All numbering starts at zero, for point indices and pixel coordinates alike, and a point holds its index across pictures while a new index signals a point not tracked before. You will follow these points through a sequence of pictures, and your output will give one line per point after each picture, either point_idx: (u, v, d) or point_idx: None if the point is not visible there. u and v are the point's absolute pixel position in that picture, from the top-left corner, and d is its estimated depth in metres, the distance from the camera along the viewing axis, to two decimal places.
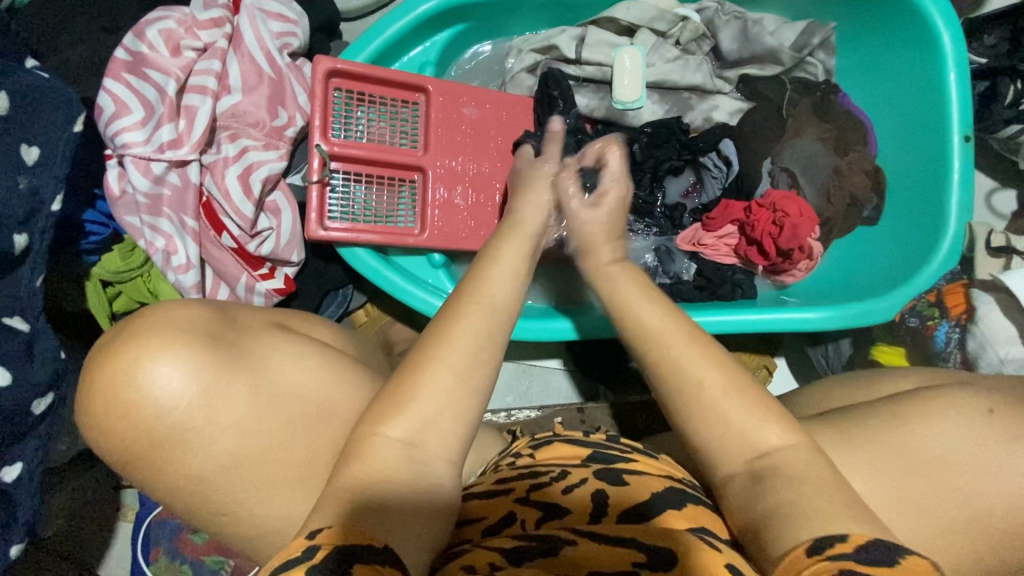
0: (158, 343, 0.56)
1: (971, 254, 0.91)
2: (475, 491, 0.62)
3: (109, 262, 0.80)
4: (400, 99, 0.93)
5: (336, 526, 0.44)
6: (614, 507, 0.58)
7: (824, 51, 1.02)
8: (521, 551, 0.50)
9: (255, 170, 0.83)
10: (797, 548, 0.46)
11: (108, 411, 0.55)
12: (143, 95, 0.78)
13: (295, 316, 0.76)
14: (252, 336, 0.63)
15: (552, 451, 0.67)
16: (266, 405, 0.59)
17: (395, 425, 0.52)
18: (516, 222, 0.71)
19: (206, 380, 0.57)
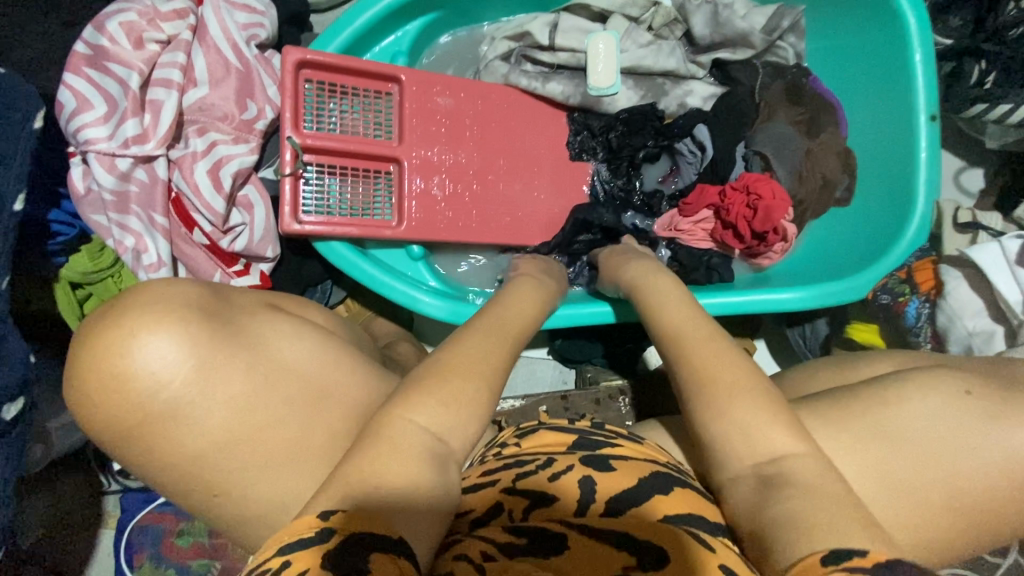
0: (151, 319, 0.54)
1: (939, 232, 0.93)
2: (463, 482, 0.63)
3: (74, 263, 0.77)
4: (373, 91, 0.92)
5: (349, 512, 0.46)
6: (602, 494, 0.59)
7: (794, 35, 1.02)
8: (517, 546, 0.50)
9: (225, 165, 0.82)
10: (813, 555, 0.46)
11: (96, 390, 0.53)
12: (105, 90, 0.75)
13: (289, 298, 0.76)
14: (250, 313, 0.63)
15: (536, 439, 0.67)
16: (260, 384, 0.58)
17: (416, 410, 0.53)
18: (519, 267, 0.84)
19: (204, 352, 0.56)
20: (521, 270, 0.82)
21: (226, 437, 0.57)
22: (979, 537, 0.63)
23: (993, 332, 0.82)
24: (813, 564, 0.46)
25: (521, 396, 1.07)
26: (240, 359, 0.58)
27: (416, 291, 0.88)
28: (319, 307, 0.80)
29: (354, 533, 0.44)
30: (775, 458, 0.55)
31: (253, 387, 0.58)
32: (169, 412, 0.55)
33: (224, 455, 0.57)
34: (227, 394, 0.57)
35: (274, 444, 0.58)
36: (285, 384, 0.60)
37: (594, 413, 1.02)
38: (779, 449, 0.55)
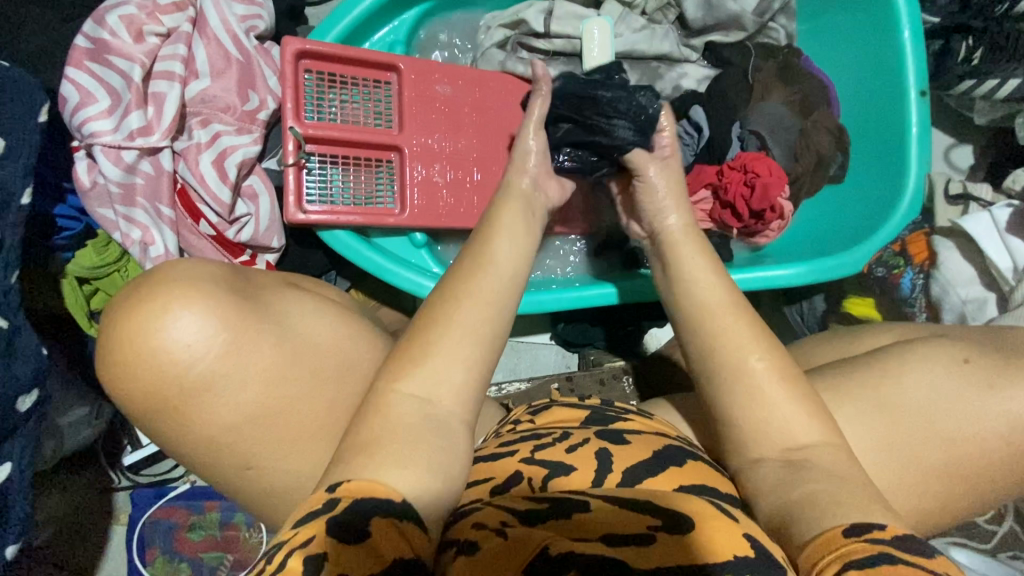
0: (186, 292, 0.55)
1: (932, 204, 0.94)
2: (480, 454, 0.66)
3: (81, 258, 0.79)
4: (373, 80, 0.93)
5: (357, 481, 0.49)
6: (618, 462, 0.61)
7: (784, 16, 1.05)
8: (538, 514, 0.51)
9: (230, 155, 0.82)
10: (835, 529, 0.49)
11: (136, 363, 0.54)
12: (108, 83, 0.76)
13: (307, 278, 0.76)
14: (275, 292, 0.64)
15: (551, 415, 0.70)
16: (289, 358, 0.60)
17: (410, 383, 0.56)
18: (505, 188, 0.74)
19: (233, 326, 0.57)
20: (511, 198, 0.72)
21: (248, 419, 0.58)
22: (977, 499, 0.65)
23: (984, 298, 0.85)
24: (835, 536, 0.48)
25: (526, 380, 1.08)
26: (266, 333, 0.59)
27: (421, 277, 0.90)
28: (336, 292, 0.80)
29: (356, 499, 0.46)
30: (801, 448, 0.59)
31: (284, 360, 0.59)
32: (189, 397, 0.56)
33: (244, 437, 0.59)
34: (258, 364, 0.58)
35: (294, 427, 0.60)
36: (306, 362, 0.61)
37: (599, 393, 1.04)
38: (817, 443, 0.58)
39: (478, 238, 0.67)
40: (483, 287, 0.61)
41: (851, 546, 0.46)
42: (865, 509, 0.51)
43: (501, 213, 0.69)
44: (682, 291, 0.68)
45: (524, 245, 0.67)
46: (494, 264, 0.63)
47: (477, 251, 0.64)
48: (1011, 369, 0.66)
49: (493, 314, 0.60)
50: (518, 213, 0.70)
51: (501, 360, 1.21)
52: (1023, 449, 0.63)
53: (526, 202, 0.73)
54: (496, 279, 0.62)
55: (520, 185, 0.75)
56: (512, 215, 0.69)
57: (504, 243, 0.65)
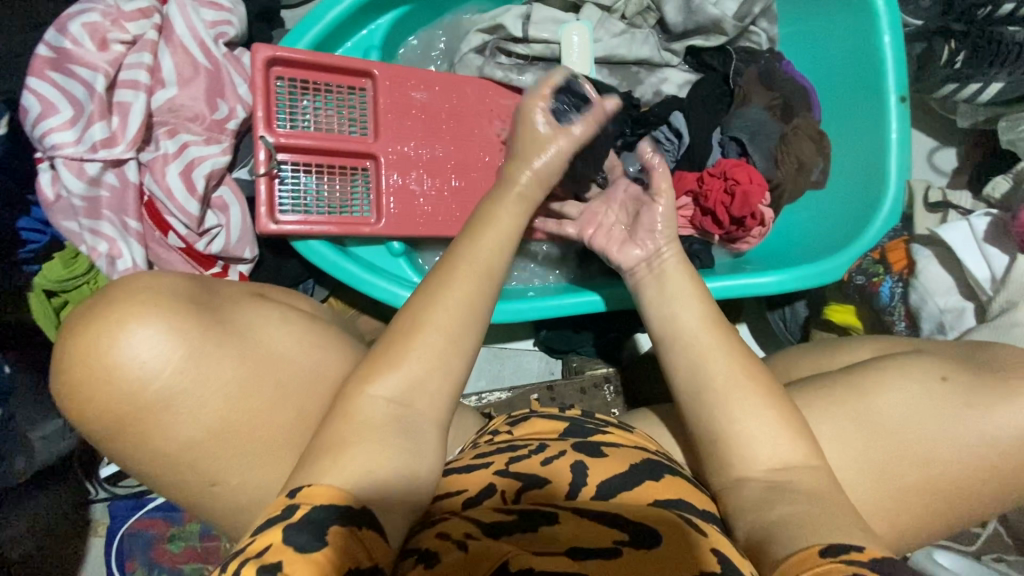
0: (143, 306, 0.53)
1: (911, 211, 0.94)
2: (455, 467, 0.64)
3: (48, 271, 0.76)
4: (347, 86, 0.91)
5: (313, 486, 0.47)
6: (594, 478, 0.60)
7: (766, 20, 1.04)
8: (504, 525, 0.50)
9: (198, 167, 0.80)
10: (811, 548, 0.48)
11: (91, 379, 0.52)
12: (70, 94, 0.74)
13: (273, 288, 0.74)
14: (237, 303, 0.62)
15: (529, 427, 0.69)
16: (255, 372, 0.58)
17: (382, 384, 0.55)
18: (505, 182, 0.74)
19: (192, 342, 0.55)
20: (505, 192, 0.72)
21: (215, 440, 0.56)
22: (952, 512, 0.65)
23: (961, 309, 0.84)
24: (811, 555, 0.48)
25: (508, 388, 1.07)
26: (229, 348, 0.57)
27: (397, 287, 0.88)
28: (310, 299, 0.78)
29: (319, 507, 0.45)
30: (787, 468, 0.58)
31: (249, 372, 0.57)
32: (149, 416, 0.53)
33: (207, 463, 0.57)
34: (218, 382, 0.56)
35: (258, 446, 0.57)
36: (272, 375, 0.59)
37: (580, 402, 1.03)
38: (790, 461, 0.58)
39: (470, 232, 0.67)
40: (464, 289, 0.60)
41: (827, 566, 0.46)
42: (836, 527, 0.50)
43: (495, 211, 0.69)
44: (667, 306, 0.69)
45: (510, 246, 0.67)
46: (486, 265, 0.63)
47: (465, 250, 0.63)
48: (992, 391, 0.65)
49: (469, 331, 0.59)
50: (513, 213, 0.70)
51: (484, 366, 1.20)
52: (995, 464, 0.63)
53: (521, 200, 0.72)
54: (473, 286, 0.61)
55: (520, 179, 0.74)
56: (505, 215, 0.69)
57: (493, 242, 0.65)
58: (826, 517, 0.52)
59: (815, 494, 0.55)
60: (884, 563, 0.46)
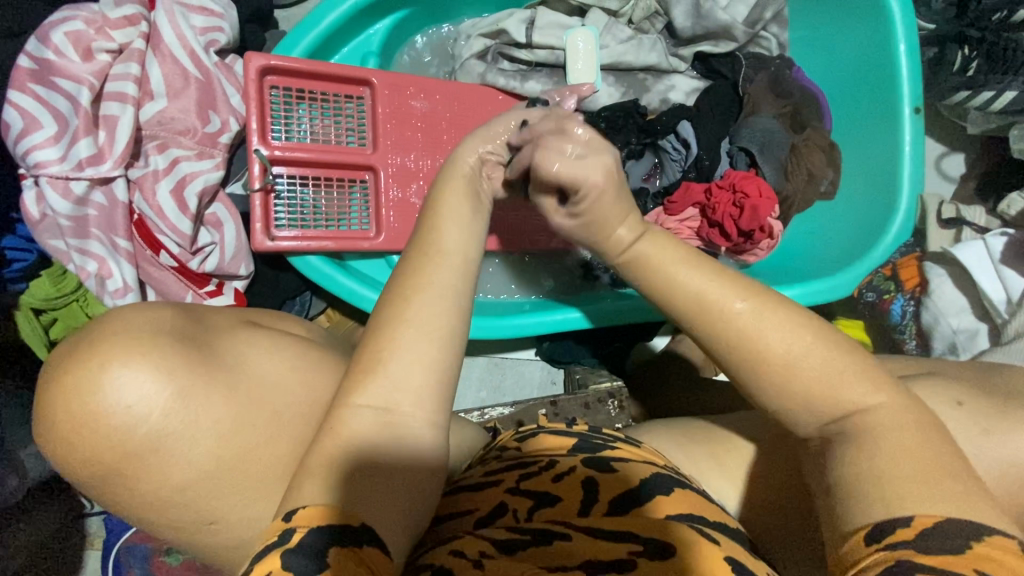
0: (127, 346, 0.50)
1: (924, 227, 0.92)
2: (464, 484, 0.63)
3: (36, 288, 0.73)
4: (344, 94, 0.87)
5: (311, 506, 0.46)
6: (604, 495, 0.60)
7: (777, 25, 1.01)
8: (517, 541, 0.51)
9: (189, 184, 0.77)
10: (856, 532, 0.44)
11: (76, 427, 0.48)
12: (53, 107, 0.71)
13: (260, 312, 0.72)
14: (224, 334, 0.59)
15: (539, 443, 0.67)
16: (245, 406, 0.55)
17: (365, 394, 0.51)
18: (449, 169, 0.67)
19: (181, 380, 0.51)
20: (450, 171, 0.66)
21: (211, 475, 0.54)
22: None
23: (975, 330, 0.82)
24: (856, 542, 0.43)
25: (511, 403, 1.06)
26: (218, 384, 0.54)
27: None
28: (298, 321, 0.77)
29: (314, 528, 0.44)
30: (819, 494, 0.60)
31: (238, 414, 0.55)
32: (142, 455, 0.50)
33: (202, 503, 0.54)
34: (211, 420, 0.53)
35: (258, 478, 0.56)
36: (268, 410, 0.57)
37: (583, 417, 1.01)
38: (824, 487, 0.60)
39: (420, 226, 0.61)
40: (439, 279, 0.56)
41: (871, 557, 0.42)
42: (899, 489, 0.44)
43: (443, 199, 0.63)
44: None
45: (468, 237, 0.61)
46: (444, 256, 0.58)
47: (429, 236, 0.59)
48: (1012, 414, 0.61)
49: (446, 323, 0.55)
50: (463, 197, 0.64)
51: (484, 378, 1.19)
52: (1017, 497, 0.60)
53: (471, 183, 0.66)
54: (445, 273, 0.57)
55: (465, 164, 0.67)
56: (453, 202, 0.63)
57: (449, 234, 0.60)
58: (888, 469, 0.45)
59: (874, 439, 0.47)
60: (937, 539, 0.41)
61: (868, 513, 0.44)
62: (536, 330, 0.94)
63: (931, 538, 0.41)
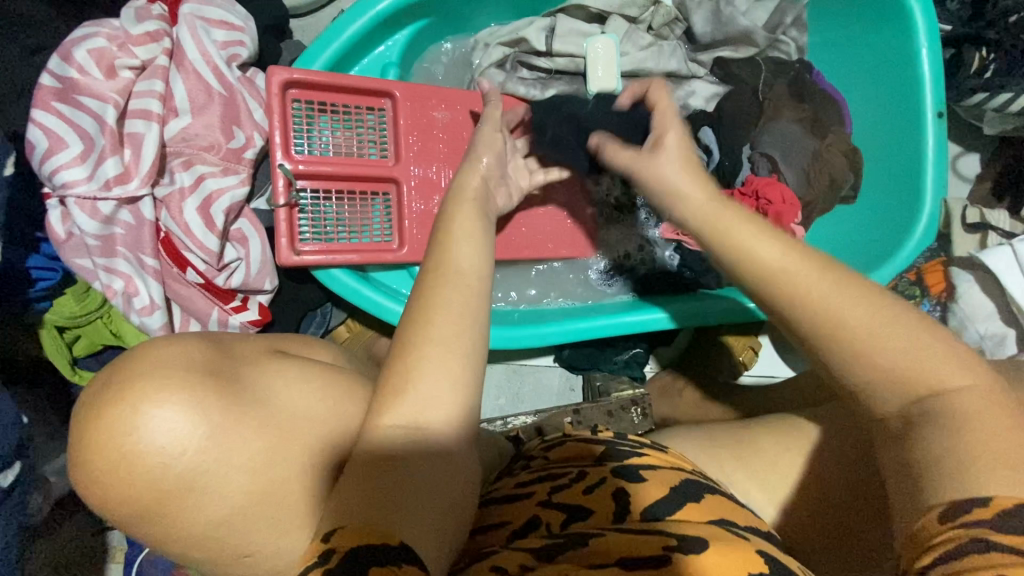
0: (155, 386, 0.49)
1: (949, 231, 0.92)
2: (495, 496, 0.64)
3: (61, 307, 0.73)
4: (365, 107, 0.87)
5: (350, 526, 0.46)
6: (636, 503, 0.59)
7: (796, 29, 1.00)
8: (555, 548, 0.51)
9: (215, 202, 0.77)
10: (927, 511, 0.40)
11: (113, 468, 0.47)
12: (79, 126, 0.71)
13: (292, 340, 0.73)
14: (255, 365, 0.59)
15: (566, 452, 0.69)
16: (274, 440, 0.55)
17: (395, 413, 0.51)
18: (457, 191, 0.68)
19: (212, 420, 0.51)
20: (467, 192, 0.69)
21: (253, 498, 0.53)
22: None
23: (1003, 335, 0.82)
24: (928, 519, 0.39)
25: (533, 412, 1.06)
26: (247, 420, 0.54)
27: None
28: (323, 346, 0.78)
29: (351, 550, 0.43)
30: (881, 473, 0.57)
31: (271, 444, 0.55)
32: (187, 479, 0.50)
33: (243, 527, 0.53)
34: (242, 457, 0.52)
35: (294, 503, 0.56)
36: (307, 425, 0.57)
37: (606, 424, 1.02)
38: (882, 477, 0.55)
39: (433, 247, 0.61)
40: (454, 295, 0.55)
41: (945, 535, 0.38)
42: (978, 462, 0.39)
43: (457, 214, 0.63)
44: None
45: (484, 259, 0.60)
46: (461, 274, 0.57)
47: (440, 255, 0.59)
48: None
49: (473, 336, 0.54)
50: (472, 216, 0.63)
51: (503, 385, 1.19)
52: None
53: (479, 204, 0.66)
54: (470, 290, 0.56)
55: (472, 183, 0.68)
56: (466, 221, 0.62)
57: (465, 251, 0.59)
58: (967, 444, 0.40)
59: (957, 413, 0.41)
60: (1019, 520, 0.37)
61: (942, 489, 0.39)
62: (549, 339, 0.93)
63: (1014, 516, 0.37)
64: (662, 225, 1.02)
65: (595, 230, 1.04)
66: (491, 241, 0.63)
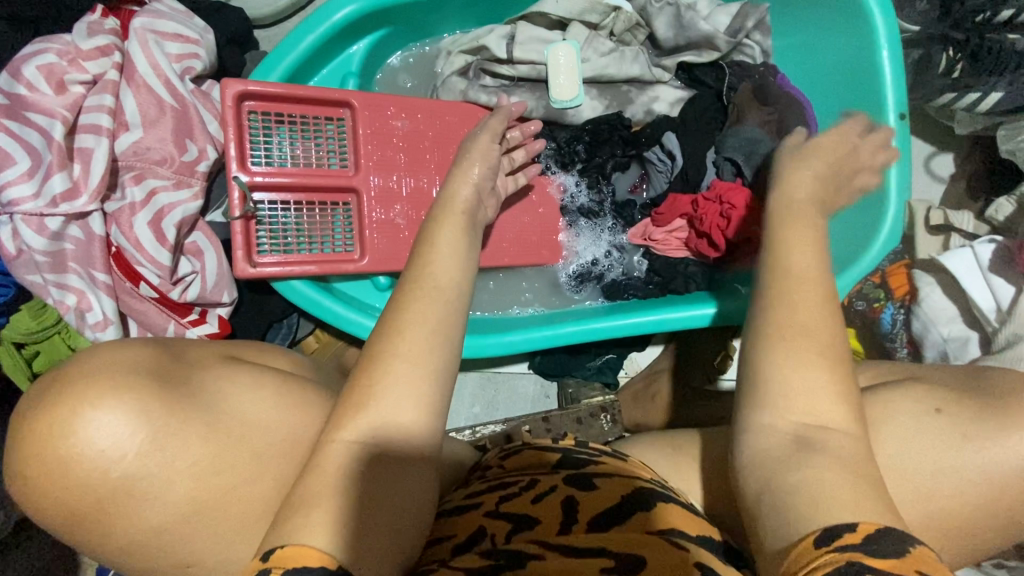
0: (102, 390, 0.48)
1: (913, 234, 0.92)
2: (446, 509, 0.63)
3: (16, 324, 0.73)
4: (323, 117, 0.87)
5: (288, 547, 0.43)
6: (586, 512, 0.58)
7: (759, 32, 1.00)
8: (491, 568, 0.50)
9: (167, 215, 0.77)
10: (805, 538, 0.42)
11: (48, 474, 0.47)
12: (27, 143, 0.71)
13: (247, 347, 0.72)
14: (206, 372, 0.58)
15: (521, 459, 0.68)
16: (223, 445, 0.54)
17: (353, 432, 0.50)
18: (446, 201, 0.68)
19: (154, 425, 0.50)
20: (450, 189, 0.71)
21: (187, 519, 0.52)
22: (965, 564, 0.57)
23: (966, 337, 0.82)
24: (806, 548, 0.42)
25: (503, 419, 1.06)
26: (195, 424, 0.53)
27: None
28: (283, 353, 0.77)
29: (287, 570, 0.42)
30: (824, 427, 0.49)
31: (219, 455, 0.54)
32: (115, 502, 0.48)
33: (177, 547, 0.52)
34: (185, 462, 0.51)
35: (238, 516, 0.54)
36: (249, 444, 0.56)
37: (575, 431, 1.03)
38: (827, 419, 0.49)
39: (416, 252, 0.62)
40: (425, 309, 0.55)
41: (820, 560, 0.40)
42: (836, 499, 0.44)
43: (438, 225, 0.64)
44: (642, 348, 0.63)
45: (462, 271, 0.60)
46: (435, 284, 0.57)
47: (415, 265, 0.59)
48: (997, 415, 0.54)
49: (428, 351, 0.53)
50: (459, 229, 0.64)
51: (478, 393, 1.18)
52: (996, 497, 0.53)
53: (469, 216, 0.67)
54: (439, 301, 0.56)
55: (463, 197, 0.69)
56: (448, 238, 0.63)
57: (439, 262, 0.59)
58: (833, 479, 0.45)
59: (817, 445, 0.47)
60: (881, 544, 0.41)
61: (814, 519, 0.43)
62: (517, 348, 0.92)
63: (877, 542, 0.41)
64: (630, 231, 1.02)
65: (564, 238, 1.03)
66: (477, 254, 0.64)
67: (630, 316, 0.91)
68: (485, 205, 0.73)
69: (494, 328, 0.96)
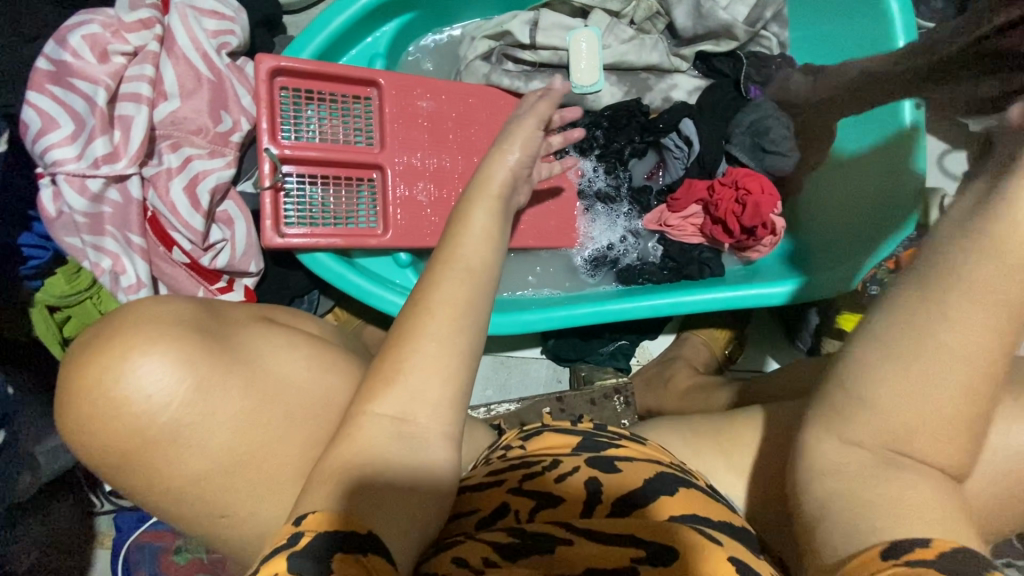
0: (150, 336, 0.50)
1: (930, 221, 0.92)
2: (469, 483, 0.63)
3: (51, 286, 0.74)
4: (351, 95, 0.90)
5: (320, 513, 0.45)
6: (608, 494, 0.59)
7: (776, 24, 1.03)
8: (517, 548, 0.49)
9: (201, 182, 0.79)
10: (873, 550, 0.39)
11: (95, 414, 0.48)
12: (71, 108, 0.74)
13: (276, 308, 0.75)
14: (242, 329, 0.60)
15: (541, 441, 0.67)
16: (258, 398, 0.56)
17: (385, 402, 0.51)
18: (480, 181, 0.65)
19: (197, 374, 0.52)
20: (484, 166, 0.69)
21: (222, 468, 0.53)
22: None
23: None
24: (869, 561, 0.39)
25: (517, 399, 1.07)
26: (235, 377, 0.55)
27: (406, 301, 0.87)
28: (313, 319, 0.79)
29: (320, 534, 0.43)
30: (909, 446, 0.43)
31: (253, 408, 0.55)
32: (157, 446, 0.50)
33: (209, 494, 0.53)
34: (224, 412, 0.53)
35: (270, 471, 0.55)
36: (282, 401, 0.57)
37: (589, 413, 1.01)
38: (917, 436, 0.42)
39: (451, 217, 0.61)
40: (455, 291, 0.54)
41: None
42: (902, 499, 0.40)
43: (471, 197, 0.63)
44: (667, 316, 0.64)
45: (493, 242, 0.60)
46: (465, 260, 0.56)
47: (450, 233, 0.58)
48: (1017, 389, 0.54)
49: (460, 313, 0.53)
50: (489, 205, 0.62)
51: (491, 376, 1.20)
52: None
53: (502, 201, 0.63)
54: (470, 277, 0.55)
55: (498, 178, 0.66)
56: (480, 215, 0.60)
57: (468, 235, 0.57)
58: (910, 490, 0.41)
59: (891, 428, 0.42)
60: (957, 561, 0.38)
61: (877, 530, 0.40)
62: (535, 326, 0.93)
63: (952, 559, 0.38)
64: (645, 216, 1.04)
65: (580, 221, 1.05)
66: (508, 239, 0.61)
67: (648, 298, 0.93)
68: (518, 189, 0.70)
69: (514, 305, 0.99)
